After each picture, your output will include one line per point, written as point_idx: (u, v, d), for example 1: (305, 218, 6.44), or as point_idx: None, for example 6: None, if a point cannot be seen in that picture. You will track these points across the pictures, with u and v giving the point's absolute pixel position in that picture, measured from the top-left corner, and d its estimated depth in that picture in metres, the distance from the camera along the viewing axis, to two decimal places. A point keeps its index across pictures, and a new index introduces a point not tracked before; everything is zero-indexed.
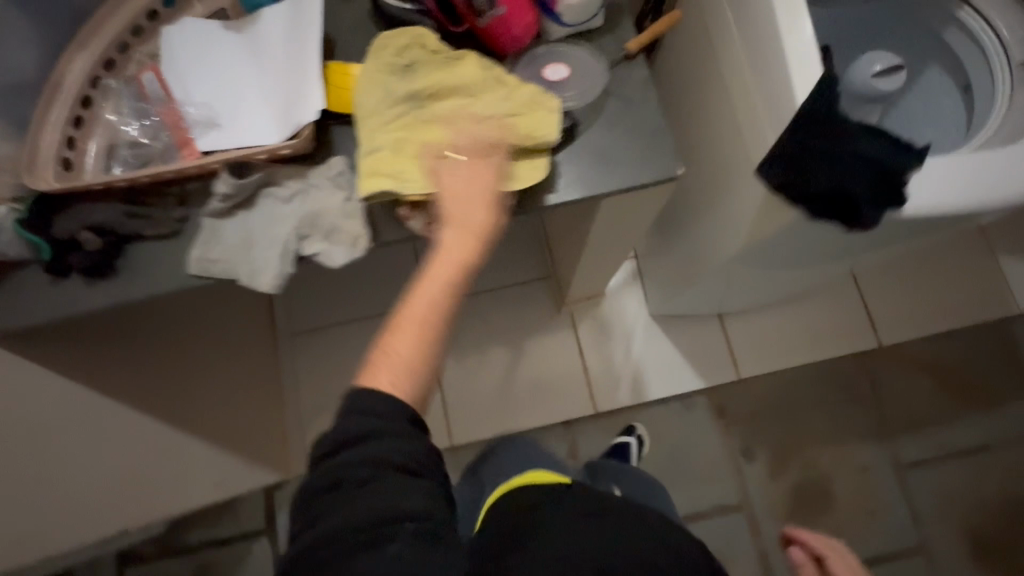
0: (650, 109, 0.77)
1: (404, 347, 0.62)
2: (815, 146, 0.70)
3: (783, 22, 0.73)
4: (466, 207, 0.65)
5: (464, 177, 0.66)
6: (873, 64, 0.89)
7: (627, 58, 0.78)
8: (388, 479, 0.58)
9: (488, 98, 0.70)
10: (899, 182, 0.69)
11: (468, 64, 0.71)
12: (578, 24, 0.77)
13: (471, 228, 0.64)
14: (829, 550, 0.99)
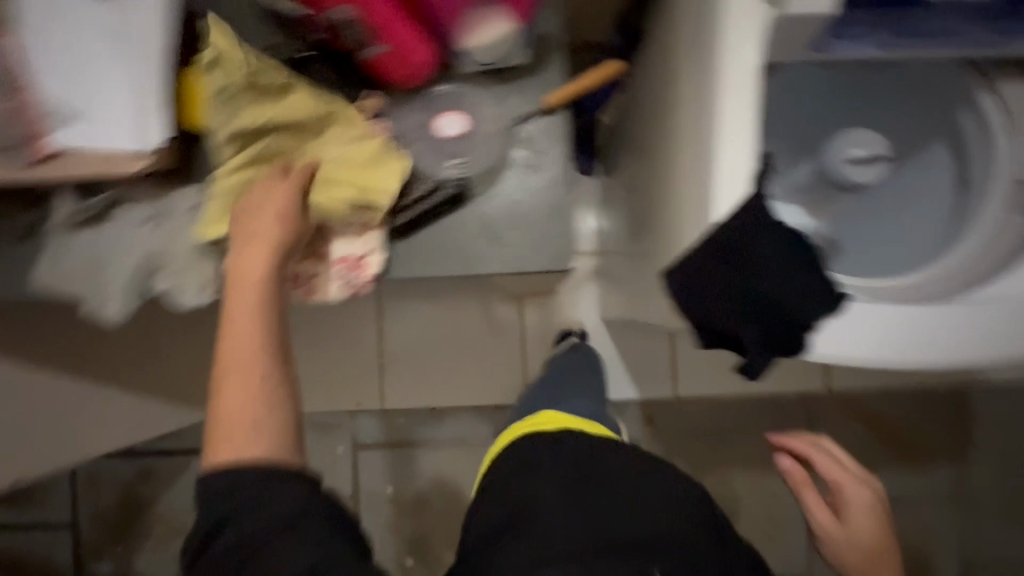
0: (558, 180, 0.68)
1: (235, 392, 0.54)
2: (720, 274, 0.62)
3: (727, 110, 0.59)
4: (260, 220, 0.59)
5: (259, 196, 0.60)
6: None
7: (544, 113, 0.67)
8: (266, 553, 0.49)
9: (333, 140, 0.64)
10: (798, 330, 0.62)
11: (300, 94, 0.62)
12: (494, 61, 0.63)
13: (264, 237, 0.58)
14: (811, 450, 0.98)
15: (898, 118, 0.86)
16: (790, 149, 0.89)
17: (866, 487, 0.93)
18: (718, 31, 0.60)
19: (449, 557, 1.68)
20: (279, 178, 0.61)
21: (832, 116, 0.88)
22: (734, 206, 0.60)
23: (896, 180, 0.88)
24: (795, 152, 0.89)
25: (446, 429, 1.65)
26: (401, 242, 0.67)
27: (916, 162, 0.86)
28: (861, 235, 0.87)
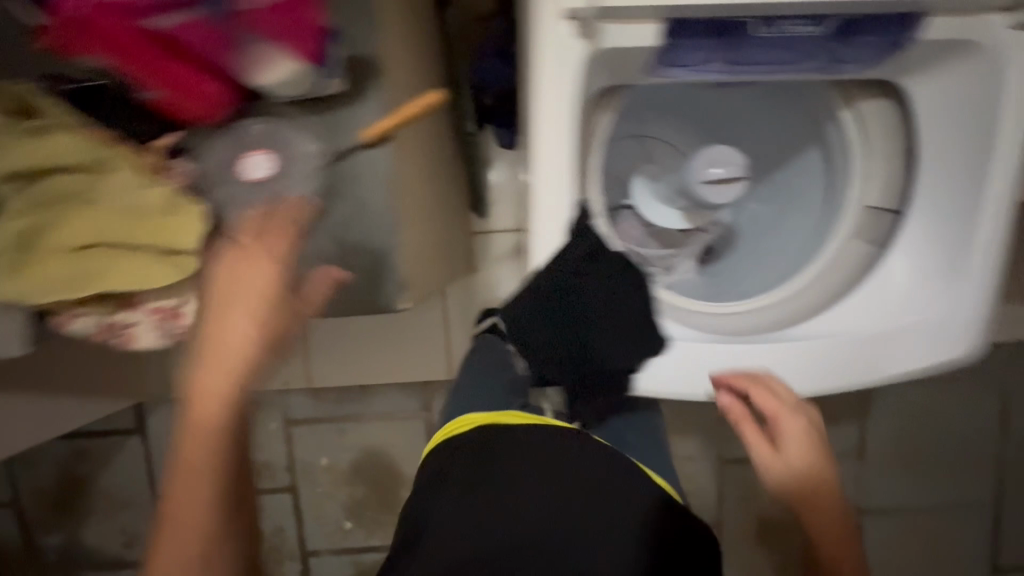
0: (387, 219, 0.64)
1: (186, 524, 0.52)
2: (542, 321, 0.62)
3: (540, 159, 0.57)
4: (239, 313, 0.55)
5: (236, 272, 0.56)
6: (709, 166, 0.73)
7: (364, 148, 0.62)
8: None
9: (120, 184, 0.57)
10: (620, 377, 0.62)
11: (75, 133, 0.56)
12: (299, 92, 0.58)
13: (247, 339, 0.55)
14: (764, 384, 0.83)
15: (775, 120, 0.81)
16: (671, 142, 0.87)
17: (803, 412, 0.72)
18: (534, 73, 0.55)
19: (385, 519, 1.77)
20: (257, 241, 0.57)
21: (709, 115, 0.84)
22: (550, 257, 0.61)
23: (774, 182, 0.84)
24: (675, 146, 0.87)
25: (374, 404, 1.68)
26: None
27: (789, 169, 0.82)
28: (744, 238, 0.84)
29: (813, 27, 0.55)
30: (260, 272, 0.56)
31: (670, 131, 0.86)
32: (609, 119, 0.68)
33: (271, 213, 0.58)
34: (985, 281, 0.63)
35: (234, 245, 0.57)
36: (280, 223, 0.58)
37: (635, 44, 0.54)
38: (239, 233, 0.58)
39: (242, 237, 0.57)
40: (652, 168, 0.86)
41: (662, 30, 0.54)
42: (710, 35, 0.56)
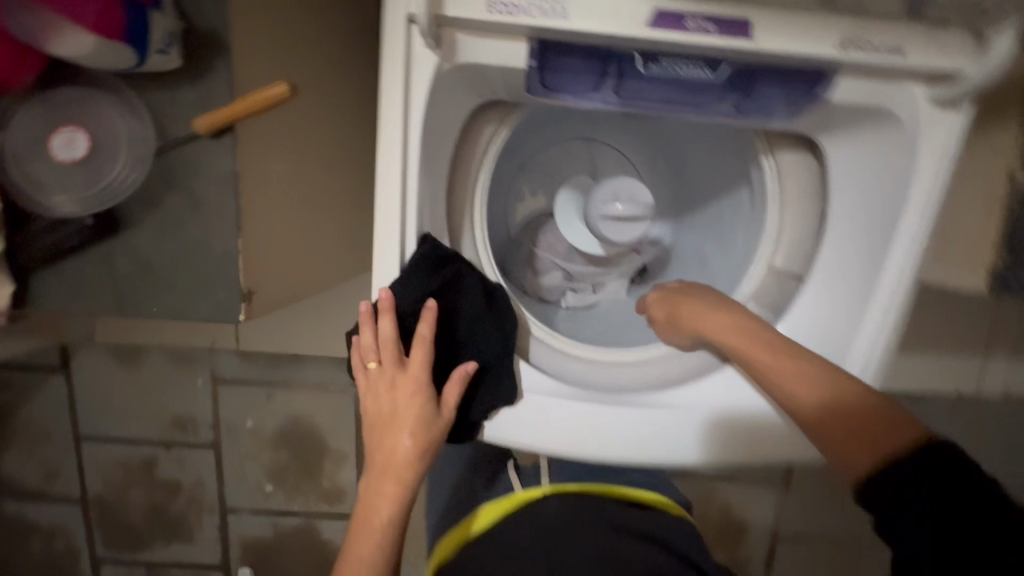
0: (225, 215, 0.57)
1: None
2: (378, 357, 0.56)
3: (381, 176, 0.49)
4: (391, 430, 0.56)
5: (386, 394, 0.55)
6: (610, 201, 0.67)
7: (199, 136, 0.54)
8: None
9: None
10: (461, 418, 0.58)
11: None
12: (110, 67, 0.50)
13: (401, 454, 0.55)
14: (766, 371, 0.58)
15: (710, 144, 0.70)
16: (617, 149, 0.78)
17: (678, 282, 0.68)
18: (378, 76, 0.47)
19: (308, 487, 1.73)
20: (400, 362, 0.55)
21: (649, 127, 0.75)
22: (389, 290, 0.54)
23: (708, 210, 0.74)
24: (617, 154, 0.78)
25: (306, 373, 1.63)
26: (38, 273, 0.56)
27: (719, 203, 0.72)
28: (678, 262, 0.77)
29: (706, 74, 0.48)
30: (409, 388, 0.55)
31: (612, 135, 0.77)
32: (498, 134, 0.60)
33: (417, 332, 0.55)
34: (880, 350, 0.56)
35: (377, 367, 0.56)
36: (421, 336, 0.55)
37: (498, 63, 0.46)
38: (377, 354, 0.55)
39: (398, 361, 0.55)
40: (585, 180, 0.76)
41: (531, 49, 0.46)
42: (591, 61, 0.48)
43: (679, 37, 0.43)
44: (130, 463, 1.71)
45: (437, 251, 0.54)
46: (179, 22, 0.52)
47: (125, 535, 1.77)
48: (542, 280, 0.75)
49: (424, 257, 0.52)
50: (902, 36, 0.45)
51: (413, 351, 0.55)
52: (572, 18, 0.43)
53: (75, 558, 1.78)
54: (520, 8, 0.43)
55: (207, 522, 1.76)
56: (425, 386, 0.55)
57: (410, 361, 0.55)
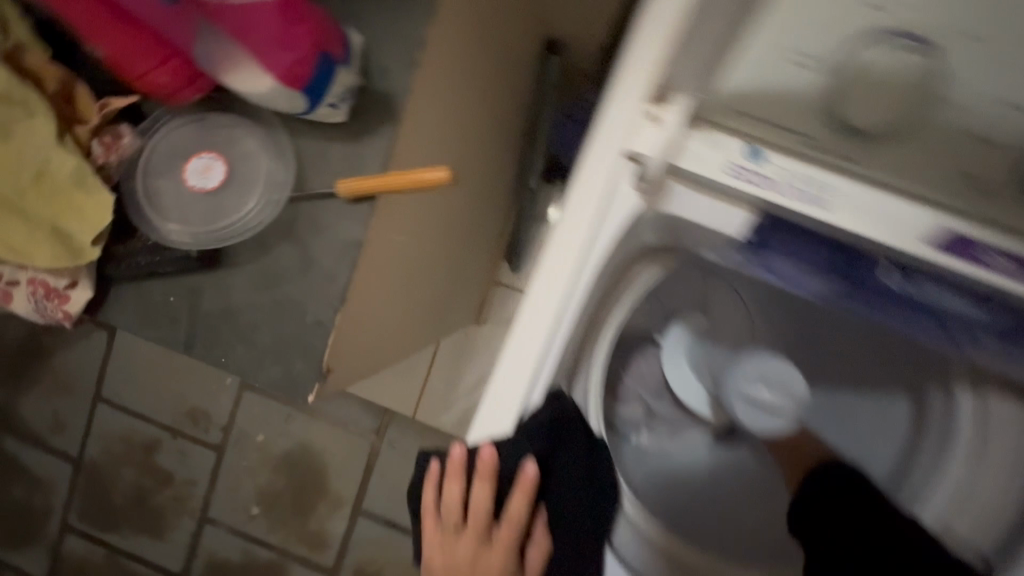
0: (332, 283, 0.50)
1: None
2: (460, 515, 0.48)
3: (541, 297, 0.41)
4: None
5: (467, 560, 0.48)
6: (756, 385, 0.57)
7: (338, 196, 0.49)
8: None
9: (22, 145, 0.46)
10: None
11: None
12: (278, 107, 0.45)
13: None
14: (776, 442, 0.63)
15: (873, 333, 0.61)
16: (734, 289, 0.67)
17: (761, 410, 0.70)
18: (575, 189, 0.40)
19: (291, 523, 1.64)
20: (487, 528, 0.47)
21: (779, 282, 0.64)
22: (491, 443, 0.44)
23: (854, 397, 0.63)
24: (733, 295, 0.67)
25: (332, 407, 1.58)
26: (124, 286, 0.52)
27: (863, 399, 0.63)
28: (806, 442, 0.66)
29: (983, 313, 0.43)
30: (495, 562, 0.47)
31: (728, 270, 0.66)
32: (648, 276, 0.55)
33: (511, 503, 0.46)
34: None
35: (459, 528, 0.48)
36: (512, 511, 0.45)
37: (709, 226, 0.43)
38: (461, 515, 0.48)
39: (484, 527, 0.47)
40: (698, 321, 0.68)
41: (754, 222, 0.42)
42: (835, 257, 0.42)
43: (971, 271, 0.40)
44: (135, 438, 1.68)
45: (561, 411, 0.45)
46: (361, 79, 0.48)
47: (102, 508, 1.72)
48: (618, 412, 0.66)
49: (538, 422, 0.44)
50: None
51: (504, 522, 0.47)
52: (833, 211, 0.39)
53: (48, 516, 1.74)
54: (773, 182, 0.39)
55: (184, 523, 1.69)
56: (512, 560, 0.48)
57: (500, 524, 0.47)
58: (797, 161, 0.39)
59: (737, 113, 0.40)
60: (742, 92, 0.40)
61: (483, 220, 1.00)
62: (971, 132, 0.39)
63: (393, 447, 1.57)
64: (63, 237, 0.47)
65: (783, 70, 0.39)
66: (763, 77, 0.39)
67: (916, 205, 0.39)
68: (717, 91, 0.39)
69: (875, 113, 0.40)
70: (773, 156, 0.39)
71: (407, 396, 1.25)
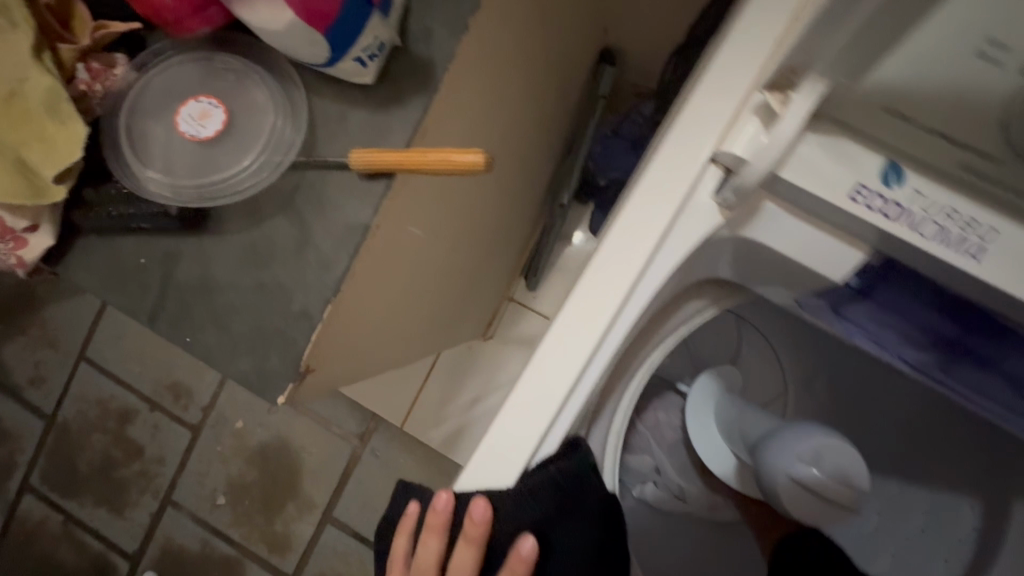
0: (326, 268, 0.43)
1: None
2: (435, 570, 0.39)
3: (589, 306, 0.34)
4: None
5: None
6: (805, 463, 0.47)
7: (350, 169, 0.42)
8: None
9: None
10: None
11: None
12: (295, 53, 0.38)
13: None
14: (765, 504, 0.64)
15: (927, 415, 0.56)
16: (771, 348, 0.65)
17: None
18: (642, 192, 0.34)
19: (257, 518, 1.55)
20: None
21: (821, 344, 0.62)
22: (486, 497, 0.35)
23: (904, 487, 0.58)
24: (769, 350, 0.65)
25: (318, 403, 1.50)
26: (94, 238, 0.45)
27: (918, 493, 0.57)
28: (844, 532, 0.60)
29: None
30: None
31: (769, 327, 0.64)
32: (702, 314, 0.47)
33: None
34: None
35: None
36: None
37: (810, 264, 0.36)
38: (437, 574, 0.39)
39: None
40: (733, 374, 0.65)
41: (864, 265, 0.36)
42: (940, 317, 0.37)
43: None
44: (111, 404, 1.62)
45: (578, 463, 0.37)
46: (398, 38, 0.41)
47: (65, 472, 1.65)
48: (630, 458, 0.65)
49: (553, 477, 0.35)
50: None
51: None
52: (986, 264, 0.31)
53: (8, 471, 1.66)
54: (909, 212, 0.32)
55: (144, 502, 1.61)
56: None
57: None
58: (941, 190, 0.32)
59: (892, 112, 0.29)
60: (903, 87, 0.27)
61: (506, 227, 0.92)
62: None
63: (374, 455, 1.48)
64: (23, 171, 0.40)
65: (969, 70, 0.25)
66: (928, 78, 0.26)
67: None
68: (862, 83, 0.28)
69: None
70: (910, 176, 0.32)
71: (395, 405, 1.17)
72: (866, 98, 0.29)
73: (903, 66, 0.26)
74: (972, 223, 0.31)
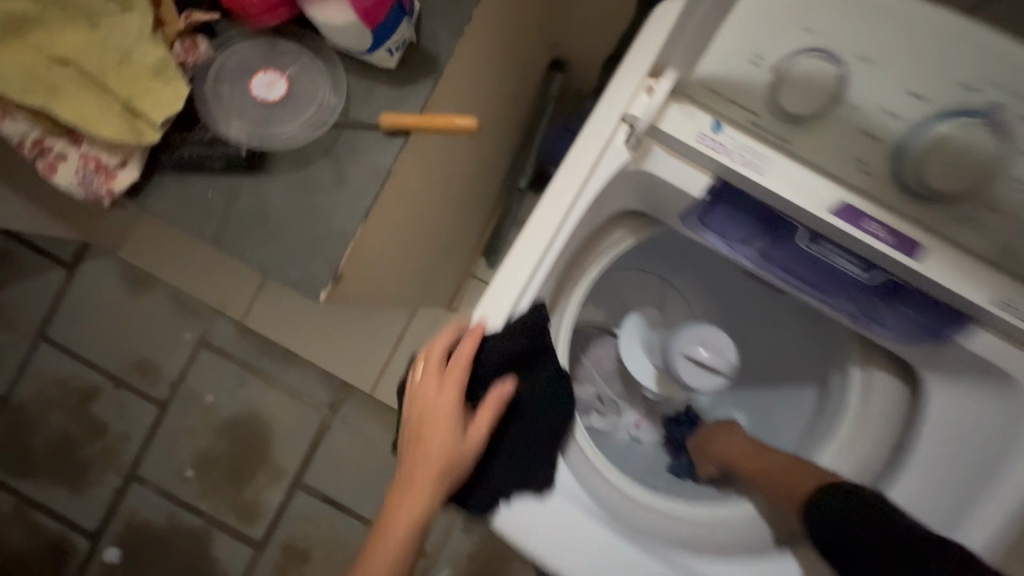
0: (359, 199, 0.58)
1: None
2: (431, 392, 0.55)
3: (547, 212, 0.53)
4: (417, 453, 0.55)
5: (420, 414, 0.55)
6: (695, 345, 0.68)
7: (378, 129, 0.58)
8: None
9: (119, 33, 0.53)
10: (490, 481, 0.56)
11: None
12: (344, 43, 0.55)
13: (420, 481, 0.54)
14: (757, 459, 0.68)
15: (786, 326, 0.79)
16: (682, 293, 0.88)
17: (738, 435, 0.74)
18: (579, 140, 0.52)
19: (225, 488, 1.61)
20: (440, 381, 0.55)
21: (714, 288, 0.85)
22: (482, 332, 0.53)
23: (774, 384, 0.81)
24: (680, 294, 0.87)
25: (289, 375, 1.59)
26: (169, 175, 0.58)
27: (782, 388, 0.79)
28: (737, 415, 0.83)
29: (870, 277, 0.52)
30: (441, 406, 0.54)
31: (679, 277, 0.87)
32: (623, 241, 0.66)
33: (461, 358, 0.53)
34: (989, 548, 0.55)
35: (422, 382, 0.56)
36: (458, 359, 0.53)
37: (679, 183, 0.52)
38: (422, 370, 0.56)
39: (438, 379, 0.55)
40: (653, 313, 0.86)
41: (710, 187, 0.52)
42: (754, 221, 0.53)
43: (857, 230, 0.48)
44: (73, 383, 1.64)
45: (542, 322, 0.54)
46: (414, 38, 0.58)
47: (19, 453, 1.64)
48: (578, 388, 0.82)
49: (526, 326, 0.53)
50: None
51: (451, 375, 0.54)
52: (767, 177, 0.49)
53: None
54: (727, 149, 0.49)
55: (106, 479, 1.63)
56: (456, 412, 0.53)
57: (447, 376, 0.54)
58: (747, 138, 0.50)
59: (712, 90, 0.49)
60: (713, 74, 0.48)
61: (473, 203, 1.09)
62: (856, 124, 0.47)
63: (343, 423, 1.58)
64: (135, 116, 0.54)
65: (739, 65, 0.47)
66: (723, 69, 0.47)
67: (824, 179, 0.49)
68: (694, 73, 0.49)
69: (806, 97, 0.47)
70: (728, 129, 0.50)
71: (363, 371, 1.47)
72: (695, 82, 0.49)
73: (715, 62, 0.47)
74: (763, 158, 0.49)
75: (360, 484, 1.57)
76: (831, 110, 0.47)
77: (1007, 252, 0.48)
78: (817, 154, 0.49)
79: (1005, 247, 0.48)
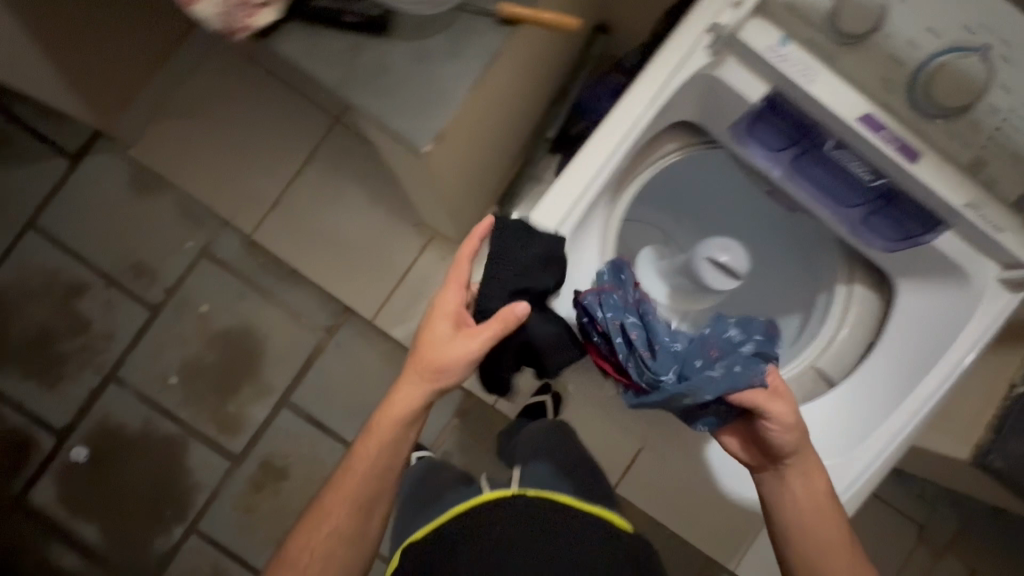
0: (470, 70, 0.68)
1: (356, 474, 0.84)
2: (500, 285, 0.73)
3: (641, 96, 0.69)
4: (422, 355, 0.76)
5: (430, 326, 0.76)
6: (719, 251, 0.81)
7: (494, 16, 0.68)
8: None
9: None
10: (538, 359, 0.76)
11: None
12: None
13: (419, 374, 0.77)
14: (811, 482, 0.72)
15: (779, 264, 0.95)
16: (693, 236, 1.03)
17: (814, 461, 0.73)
18: (674, 42, 0.68)
19: (210, 398, 1.62)
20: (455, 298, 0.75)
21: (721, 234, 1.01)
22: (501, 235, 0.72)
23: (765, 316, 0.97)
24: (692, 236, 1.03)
25: (291, 294, 1.62)
26: (305, 23, 0.66)
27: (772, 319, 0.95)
28: None
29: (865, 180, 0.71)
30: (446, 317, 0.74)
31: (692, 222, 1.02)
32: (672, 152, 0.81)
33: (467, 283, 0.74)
34: (850, 503, 0.74)
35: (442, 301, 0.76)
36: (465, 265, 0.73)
37: (738, 88, 0.69)
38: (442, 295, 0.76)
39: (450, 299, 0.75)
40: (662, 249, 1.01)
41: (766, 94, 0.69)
42: (787, 128, 0.72)
43: (869, 133, 0.65)
44: (60, 275, 1.61)
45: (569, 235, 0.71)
46: None
47: None
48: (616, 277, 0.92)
49: (551, 240, 0.69)
50: (1001, 218, 0.65)
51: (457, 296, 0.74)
52: (813, 84, 0.65)
53: None
54: (788, 57, 0.66)
55: (84, 376, 1.61)
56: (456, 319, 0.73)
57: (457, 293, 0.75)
58: (804, 52, 0.66)
59: (791, 11, 0.64)
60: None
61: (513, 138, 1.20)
62: (890, 52, 0.62)
63: (339, 347, 1.63)
64: None
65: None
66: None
67: (855, 93, 0.66)
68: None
69: (859, 21, 0.62)
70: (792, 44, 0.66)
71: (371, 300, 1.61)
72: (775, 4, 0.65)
73: None
74: (813, 69, 0.66)
75: (349, 407, 1.62)
76: (871, 35, 0.62)
77: (980, 166, 0.64)
78: (856, 72, 0.65)
79: (978, 159, 0.64)
